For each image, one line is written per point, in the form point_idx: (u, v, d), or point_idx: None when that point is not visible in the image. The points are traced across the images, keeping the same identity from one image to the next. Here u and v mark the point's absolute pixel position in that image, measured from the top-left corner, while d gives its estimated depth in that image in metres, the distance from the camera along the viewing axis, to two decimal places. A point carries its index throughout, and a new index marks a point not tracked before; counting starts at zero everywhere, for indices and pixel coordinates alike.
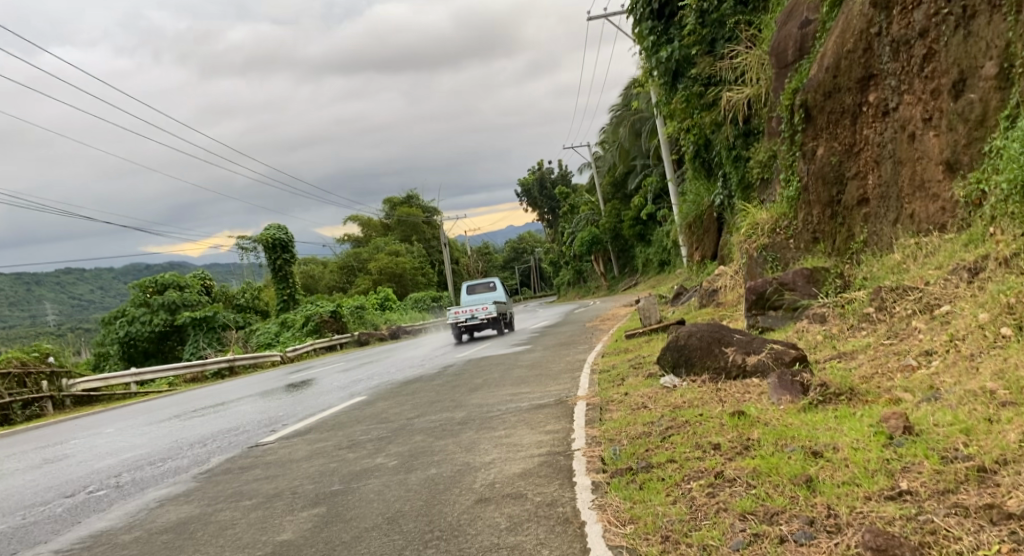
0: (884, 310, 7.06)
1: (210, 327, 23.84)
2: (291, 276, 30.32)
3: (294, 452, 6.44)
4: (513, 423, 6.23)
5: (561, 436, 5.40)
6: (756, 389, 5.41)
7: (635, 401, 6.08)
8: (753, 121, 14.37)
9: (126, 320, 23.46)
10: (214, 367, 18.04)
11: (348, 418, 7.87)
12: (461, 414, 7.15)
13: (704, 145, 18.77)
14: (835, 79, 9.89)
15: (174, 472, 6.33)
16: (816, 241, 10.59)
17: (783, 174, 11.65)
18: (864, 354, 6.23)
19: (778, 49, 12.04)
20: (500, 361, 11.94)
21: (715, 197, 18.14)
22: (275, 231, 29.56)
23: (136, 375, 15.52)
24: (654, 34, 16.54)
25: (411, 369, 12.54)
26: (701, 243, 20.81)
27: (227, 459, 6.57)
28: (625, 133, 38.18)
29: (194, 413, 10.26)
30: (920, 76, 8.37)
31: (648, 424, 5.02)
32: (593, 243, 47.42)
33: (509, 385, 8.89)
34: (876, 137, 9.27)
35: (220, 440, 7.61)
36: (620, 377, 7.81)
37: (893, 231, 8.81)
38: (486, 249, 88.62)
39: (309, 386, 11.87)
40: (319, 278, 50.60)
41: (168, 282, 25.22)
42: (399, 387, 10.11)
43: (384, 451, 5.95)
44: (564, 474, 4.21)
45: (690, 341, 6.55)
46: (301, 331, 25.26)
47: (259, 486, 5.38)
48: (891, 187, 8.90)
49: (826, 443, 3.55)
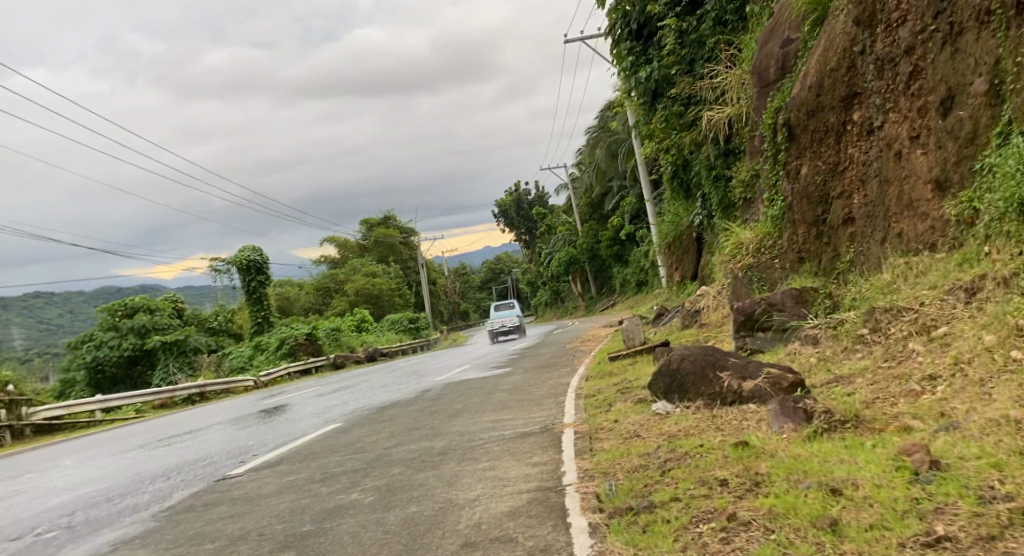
0: (879, 332, 6.84)
1: (181, 351, 23.30)
2: (266, 298, 29.72)
3: (263, 487, 6.02)
4: (497, 454, 5.88)
5: (550, 468, 5.07)
6: (755, 416, 5.15)
7: (626, 430, 5.79)
8: (734, 141, 14.28)
9: (93, 345, 22.91)
10: (184, 393, 17.43)
11: (322, 447, 7.45)
12: (441, 443, 6.77)
13: (682, 166, 18.71)
14: (818, 98, 9.77)
15: (133, 509, 5.88)
16: (801, 261, 10.41)
17: (767, 194, 11.50)
18: (862, 377, 5.97)
19: (760, 68, 11.94)
20: (481, 385, 11.57)
21: (694, 217, 18.05)
22: (250, 253, 29.02)
23: (103, 402, 14.91)
24: (633, 54, 16.44)
25: (388, 393, 12.11)
26: (681, 263, 20.69)
27: (190, 495, 6.13)
28: (601, 155, 38.26)
29: (161, 443, 9.76)
30: (906, 94, 8.25)
31: (644, 456, 4.72)
32: (570, 264, 47.38)
33: (490, 411, 8.53)
34: (861, 156, 9.15)
35: (185, 473, 7.15)
36: (607, 403, 7.50)
37: (880, 251, 8.63)
38: (463, 270, 88.17)
39: (281, 412, 11.38)
40: (295, 299, 49.75)
41: (139, 305, 24.53)
42: (376, 413, 9.69)
43: (360, 485, 5.57)
44: (557, 514, 3.88)
45: (683, 365, 6.26)
46: (275, 354, 24.69)
47: (223, 527, 4.97)
48: (877, 206, 8.74)
49: (845, 479, 3.26)
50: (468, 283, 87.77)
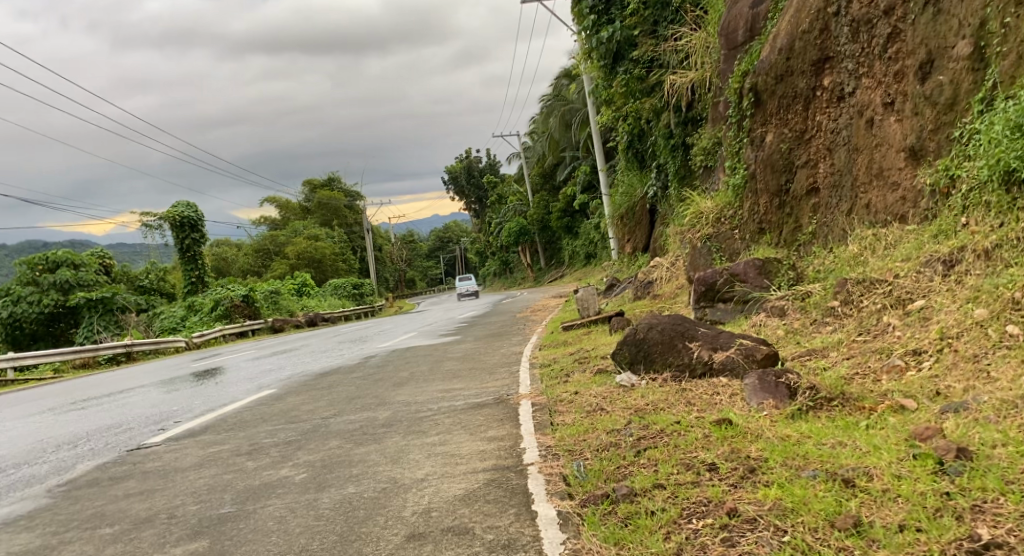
0: (851, 304, 6.47)
1: (107, 310, 22.05)
2: (200, 258, 28.29)
3: (181, 459, 5.37)
4: (447, 427, 5.36)
5: (507, 444, 4.57)
6: (729, 392, 4.74)
7: (588, 403, 5.35)
8: (696, 108, 13.89)
9: (11, 299, 21.24)
10: (109, 352, 16.27)
11: (251, 416, 6.79)
12: (385, 413, 6.20)
13: (638, 135, 18.35)
14: (787, 62, 9.37)
15: (26, 483, 5.21)
16: (761, 232, 10.11)
17: (729, 161, 11.13)
18: (837, 352, 5.62)
19: (728, 30, 11.46)
20: (428, 352, 11.03)
21: (649, 188, 17.74)
22: (184, 209, 27.74)
23: (17, 359, 13.86)
24: (594, 12, 15.77)
25: (328, 359, 11.42)
26: (633, 235, 20.37)
27: (95, 467, 5.43)
28: (554, 124, 37.69)
29: (76, 405, 8.94)
30: (882, 58, 7.88)
31: (613, 432, 4.25)
32: (520, 235, 46.77)
33: (438, 380, 8.00)
34: (829, 123, 8.81)
35: (95, 440, 6.44)
36: (565, 374, 7.05)
37: (846, 223, 8.32)
38: (408, 237, 86.72)
39: (213, 376, 10.61)
40: (232, 260, 47.81)
41: (61, 259, 22.79)
42: (314, 380, 9.04)
43: (291, 459, 4.99)
44: (519, 500, 3.39)
45: (650, 335, 5.81)
46: (208, 315, 23.52)
47: (128, 507, 4.34)
48: (845, 176, 8.44)
49: (854, 467, 2.85)
50: (414, 250, 86.45)
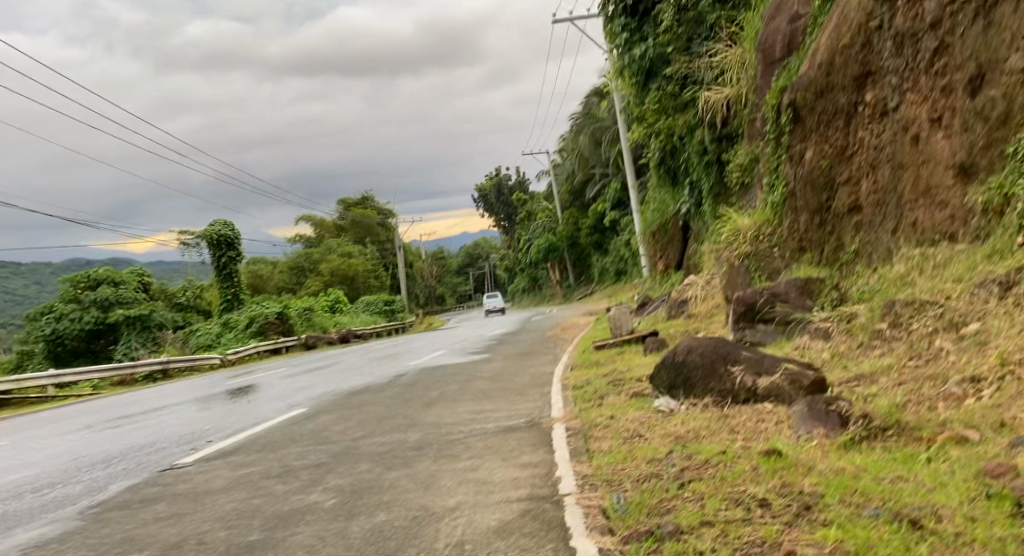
0: (900, 327, 6.21)
1: (145, 327, 22.23)
2: (236, 275, 28.66)
3: (213, 481, 5.31)
4: (479, 452, 5.22)
5: (542, 472, 4.41)
6: (775, 420, 4.54)
7: (626, 429, 5.18)
8: (731, 124, 13.68)
9: (53, 317, 21.85)
10: (146, 368, 16.50)
11: (283, 436, 6.72)
12: (416, 435, 6.09)
13: (671, 152, 18.20)
14: (828, 77, 9.16)
15: (60, 503, 5.19)
16: (802, 251, 9.87)
17: (767, 178, 10.91)
18: (887, 377, 5.37)
19: (765, 45, 11.27)
20: (459, 371, 10.92)
21: (682, 205, 17.53)
22: (221, 228, 28.07)
23: (55, 376, 13.99)
24: (627, 30, 15.81)
25: (360, 377, 11.38)
26: (665, 252, 20.11)
27: (128, 488, 5.39)
28: (585, 141, 37.63)
29: (112, 423, 8.99)
30: (928, 72, 7.63)
31: (653, 462, 4.07)
32: (549, 251, 47.07)
33: (469, 400, 7.88)
34: (872, 139, 8.57)
35: (128, 460, 6.42)
36: (599, 396, 6.88)
37: (890, 241, 8.06)
38: (439, 255, 87.09)
39: (246, 394, 10.62)
40: (267, 277, 48.42)
41: (102, 277, 23.50)
42: (345, 399, 8.98)
43: (321, 483, 4.88)
44: (557, 534, 3.24)
45: (690, 358, 5.62)
46: (243, 332, 23.75)
47: (157, 532, 4.27)
48: (889, 194, 8.17)
49: (922, 507, 2.66)
50: (444, 267, 86.78)
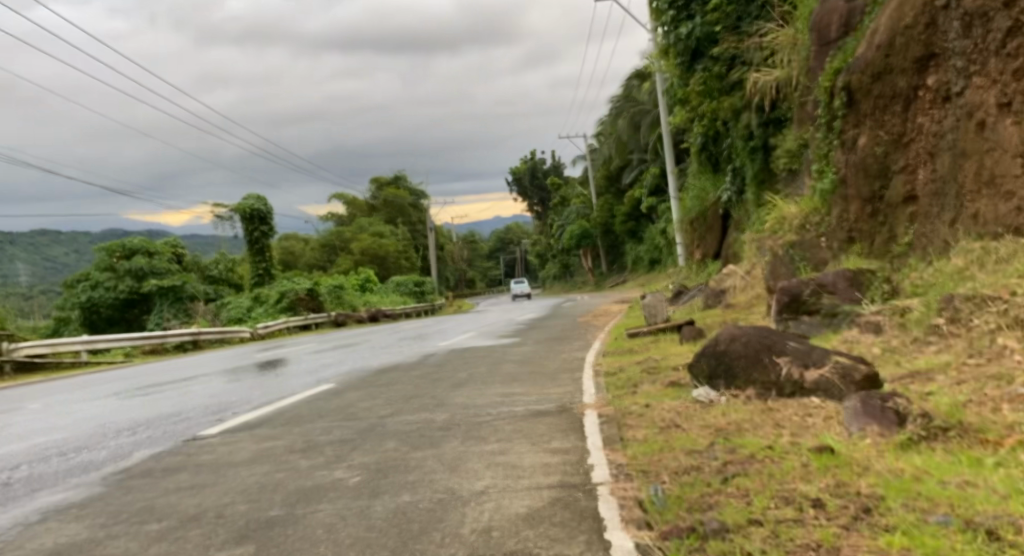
0: (959, 323, 5.86)
1: (177, 298, 22.62)
2: (268, 250, 28.82)
3: (236, 453, 5.20)
4: (508, 435, 5.03)
5: (574, 458, 4.21)
6: (824, 416, 4.28)
7: (662, 418, 4.95)
8: (781, 107, 13.24)
9: (89, 285, 22.23)
10: (177, 339, 16.63)
11: (310, 410, 6.62)
12: (444, 415, 5.94)
13: (713, 137, 17.75)
14: (887, 59, 8.73)
15: (84, 468, 5.13)
16: (851, 241, 9.47)
17: (816, 164, 10.52)
18: (945, 375, 5.04)
19: (820, 25, 10.80)
20: (489, 353, 10.77)
21: (723, 192, 17.13)
22: (254, 202, 28.37)
23: (88, 341, 14.25)
24: (673, 9, 15.36)
25: (389, 355, 11.29)
26: (703, 241, 19.66)
27: (152, 456, 5.32)
28: (624, 126, 37.10)
29: (142, 390, 9.01)
30: (999, 54, 7.16)
31: (694, 454, 3.83)
32: (583, 237, 46.50)
33: (499, 382, 7.71)
34: (932, 126, 8.14)
35: (154, 428, 6.37)
36: (634, 384, 6.64)
37: (948, 234, 7.66)
38: (471, 238, 86.99)
39: (275, 367, 10.59)
40: (301, 254, 48.88)
41: (137, 248, 23.73)
42: (373, 376, 8.87)
43: (346, 460, 4.74)
44: (590, 525, 3.03)
45: (733, 347, 5.34)
46: (273, 307, 23.86)
47: (177, 502, 4.16)
48: (948, 183, 7.75)
49: (997, 514, 2.43)
50: (477, 250, 86.70)
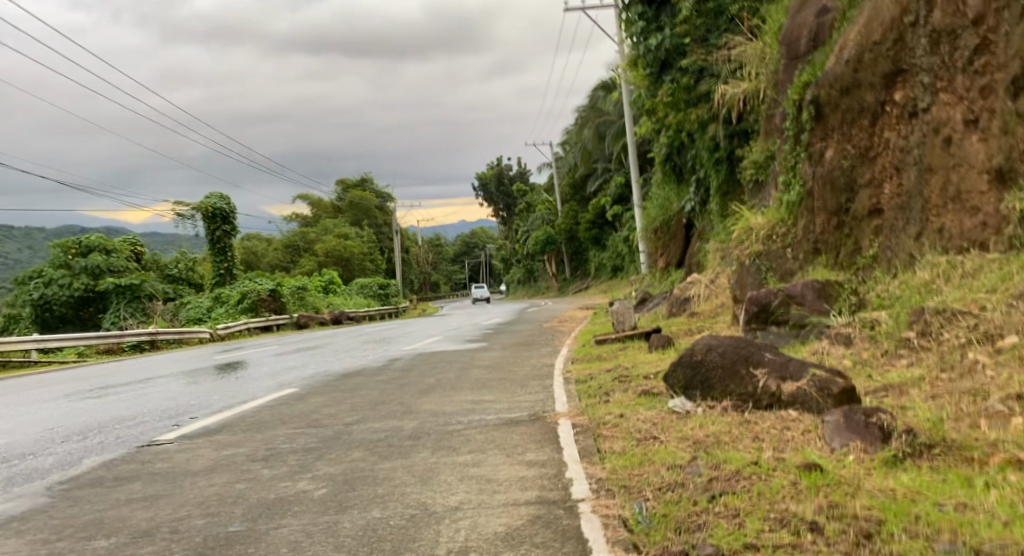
0: (929, 337, 5.86)
1: (134, 297, 22.06)
2: (230, 250, 28.21)
3: (193, 461, 4.94)
4: (480, 445, 4.87)
5: (551, 472, 4.06)
6: (804, 429, 4.20)
7: (638, 429, 4.84)
8: (749, 119, 13.34)
9: (41, 281, 21.32)
10: (133, 339, 16.08)
11: (270, 416, 6.36)
12: (412, 423, 5.74)
13: (678, 148, 17.83)
14: (855, 73, 8.79)
15: (27, 477, 4.82)
16: (817, 253, 9.52)
17: (783, 176, 10.55)
18: (919, 389, 5.02)
19: (789, 39, 10.88)
20: (455, 358, 10.59)
21: (687, 202, 17.22)
22: (217, 200, 27.68)
23: (37, 341, 13.60)
24: (643, 20, 15.34)
25: (352, 359, 11.02)
26: (667, 250, 19.73)
27: (102, 464, 5.02)
28: (589, 134, 37.20)
29: (92, 392, 8.61)
30: (966, 71, 7.24)
31: (676, 468, 3.72)
32: (547, 243, 46.45)
33: (467, 389, 7.54)
34: (898, 141, 8.22)
35: (106, 433, 6.05)
36: (606, 392, 6.53)
37: (913, 247, 7.72)
38: (435, 241, 86.56)
39: (234, 370, 10.25)
40: (261, 254, 48.02)
41: (94, 244, 22.99)
42: (336, 381, 8.61)
43: (309, 470, 4.53)
44: (574, 546, 2.91)
45: (709, 357, 5.25)
46: (234, 308, 23.31)
47: (129, 516, 3.90)
48: (914, 197, 7.82)
49: (1003, 544, 2.41)
50: (440, 254, 86.26)
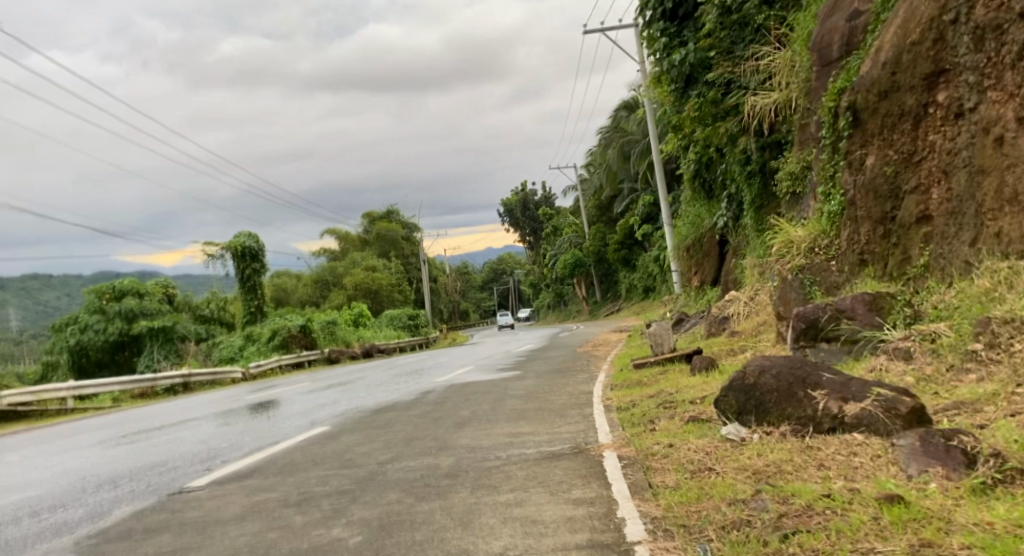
0: (999, 348, 5.46)
1: (167, 339, 22.26)
2: (260, 287, 28.46)
3: (224, 509, 4.73)
4: (522, 482, 4.59)
5: (601, 511, 3.76)
6: (874, 454, 3.86)
7: (691, 459, 4.53)
8: (781, 129, 13.00)
9: (78, 327, 21.69)
10: (166, 381, 16.11)
11: (304, 457, 6.14)
12: (449, 460, 5.48)
13: (706, 164, 17.52)
14: (893, 77, 8.47)
15: (56, 531, 4.65)
16: (862, 264, 9.11)
17: (822, 186, 10.19)
18: (995, 405, 4.63)
19: (820, 46, 10.59)
20: (490, 388, 10.32)
21: (719, 218, 16.87)
22: (246, 240, 27.77)
23: (75, 387, 13.64)
24: (666, 36, 15.18)
25: (386, 392, 10.80)
26: (700, 268, 19.33)
27: (133, 515, 4.82)
28: (613, 156, 37.00)
29: (127, 438, 8.49)
30: (1015, 67, 6.86)
31: (740, 504, 3.41)
32: (576, 267, 46.12)
33: (504, 420, 7.25)
34: (945, 143, 7.82)
35: (138, 480, 5.88)
36: (651, 420, 6.21)
37: (969, 253, 7.30)
38: (465, 270, 86.79)
39: (269, 409, 10.09)
40: (294, 290, 48.46)
41: (127, 288, 23.50)
42: (370, 416, 8.39)
43: (344, 515, 4.28)
44: None
45: (762, 380, 4.92)
46: (265, 346, 23.39)
47: None
48: (966, 202, 7.41)
49: None
50: (469, 282, 86.24)
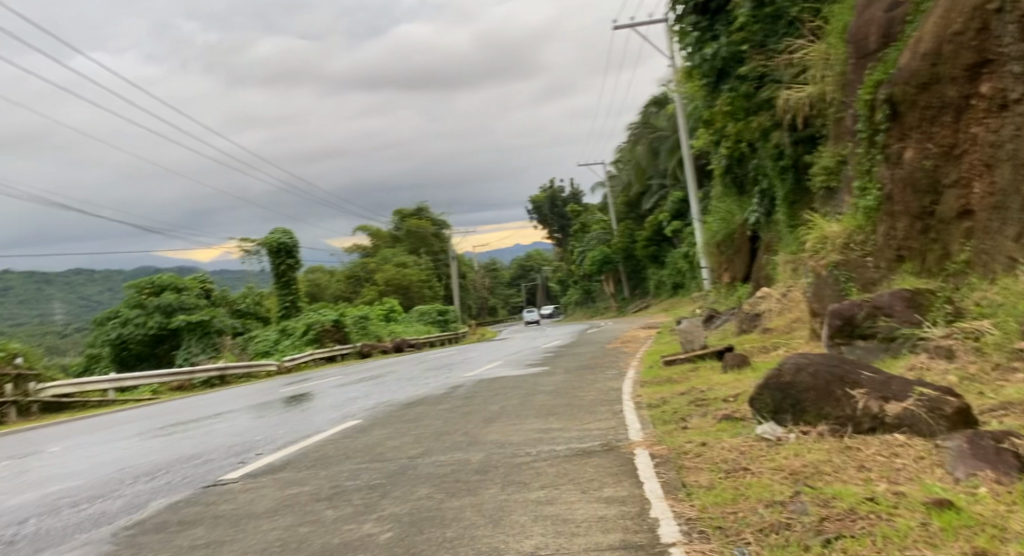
0: None
1: (205, 332, 22.30)
2: (294, 282, 28.74)
3: (256, 502, 4.75)
4: (553, 480, 4.53)
5: (634, 510, 3.69)
6: (917, 455, 3.74)
7: (726, 459, 4.43)
8: (814, 124, 12.75)
9: (119, 321, 22.03)
10: (204, 375, 16.26)
11: (334, 451, 6.16)
12: (478, 456, 5.44)
13: (738, 159, 17.28)
14: (933, 68, 8.24)
15: (95, 522, 4.70)
16: (900, 260, 8.90)
17: (858, 180, 9.97)
18: None
19: (856, 38, 10.35)
20: (519, 384, 10.28)
21: (751, 214, 16.64)
22: (280, 236, 28.16)
23: (116, 380, 13.90)
24: (698, 29, 15.03)
25: (415, 388, 10.82)
26: (731, 264, 19.09)
27: (168, 507, 4.86)
28: (642, 151, 36.72)
29: (162, 430, 8.60)
30: None
31: (779, 506, 3.31)
32: (604, 263, 45.87)
33: (533, 417, 7.20)
34: (988, 136, 7.59)
35: (174, 473, 5.93)
36: (683, 418, 6.12)
37: (1013, 249, 7.08)
38: (493, 265, 86.86)
39: (302, 403, 10.17)
40: (325, 286, 48.89)
41: (166, 283, 23.50)
42: (399, 411, 8.40)
43: (374, 511, 4.26)
44: None
45: (799, 378, 4.80)
46: (300, 339, 23.54)
47: None
48: (1010, 195, 7.18)
49: None
50: (497, 278, 86.31)
